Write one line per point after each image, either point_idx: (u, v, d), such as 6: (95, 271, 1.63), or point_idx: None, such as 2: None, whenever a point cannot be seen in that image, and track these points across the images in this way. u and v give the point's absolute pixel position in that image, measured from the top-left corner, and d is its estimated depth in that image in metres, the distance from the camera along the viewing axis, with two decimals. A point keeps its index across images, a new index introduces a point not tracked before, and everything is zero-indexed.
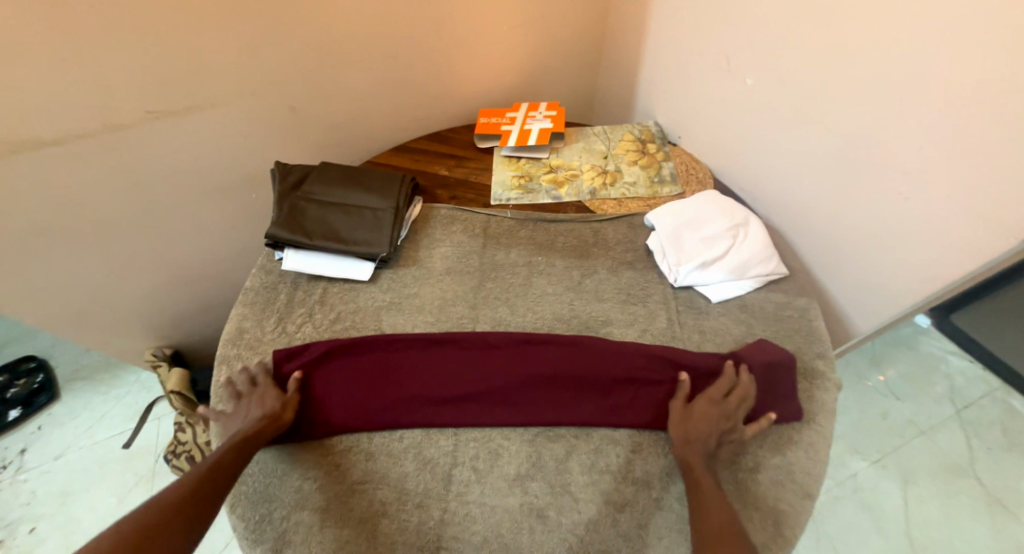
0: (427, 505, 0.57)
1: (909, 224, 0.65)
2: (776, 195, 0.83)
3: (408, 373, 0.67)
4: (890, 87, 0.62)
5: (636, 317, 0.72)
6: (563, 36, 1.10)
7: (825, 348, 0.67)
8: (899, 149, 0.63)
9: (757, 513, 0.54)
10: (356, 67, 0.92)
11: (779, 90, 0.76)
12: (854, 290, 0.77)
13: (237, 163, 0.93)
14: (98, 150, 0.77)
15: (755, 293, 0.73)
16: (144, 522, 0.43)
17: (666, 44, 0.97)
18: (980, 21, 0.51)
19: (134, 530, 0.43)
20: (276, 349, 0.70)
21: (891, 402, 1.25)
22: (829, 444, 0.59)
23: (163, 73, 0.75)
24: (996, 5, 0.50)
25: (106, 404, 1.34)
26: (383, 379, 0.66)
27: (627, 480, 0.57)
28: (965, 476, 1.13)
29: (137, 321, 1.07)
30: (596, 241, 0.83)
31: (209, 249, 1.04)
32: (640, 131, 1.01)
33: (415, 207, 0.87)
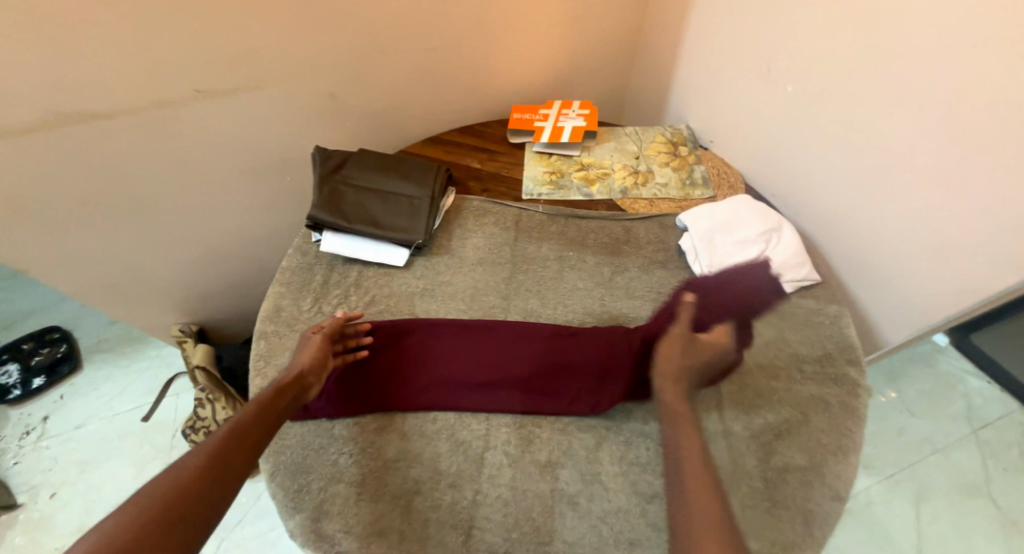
0: (461, 486, 0.58)
1: (944, 236, 0.65)
2: (809, 203, 0.84)
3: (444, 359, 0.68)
4: (933, 99, 0.62)
5: None
6: (599, 37, 1.11)
7: (856, 355, 0.67)
8: (941, 162, 0.63)
9: (787, 512, 0.54)
10: (397, 57, 0.93)
11: (818, 98, 0.76)
12: (885, 301, 0.77)
13: (275, 145, 0.95)
14: (146, 125, 0.79)
15: (785, 298, 0.74)
16: (194, 463, 0.44)
17: (703, 49, 0.97)
18: None
19: (185, 469, 0.43)
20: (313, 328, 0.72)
21: (907, 418, 1.25)
22: (859, 449, 0.59)
23: (215, 53, 0.77)
24: None
25: (127, 377, 1.36)
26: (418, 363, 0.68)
27: (656, 472, 0.58)
28: (979, 495, 1.13)
29: (166, 297, 1.09)
30: (628, 240, 0.84)
31: (241, 229, 1.06)
32: (672, 134, 1.02)
33: (449, 197, 0.88)
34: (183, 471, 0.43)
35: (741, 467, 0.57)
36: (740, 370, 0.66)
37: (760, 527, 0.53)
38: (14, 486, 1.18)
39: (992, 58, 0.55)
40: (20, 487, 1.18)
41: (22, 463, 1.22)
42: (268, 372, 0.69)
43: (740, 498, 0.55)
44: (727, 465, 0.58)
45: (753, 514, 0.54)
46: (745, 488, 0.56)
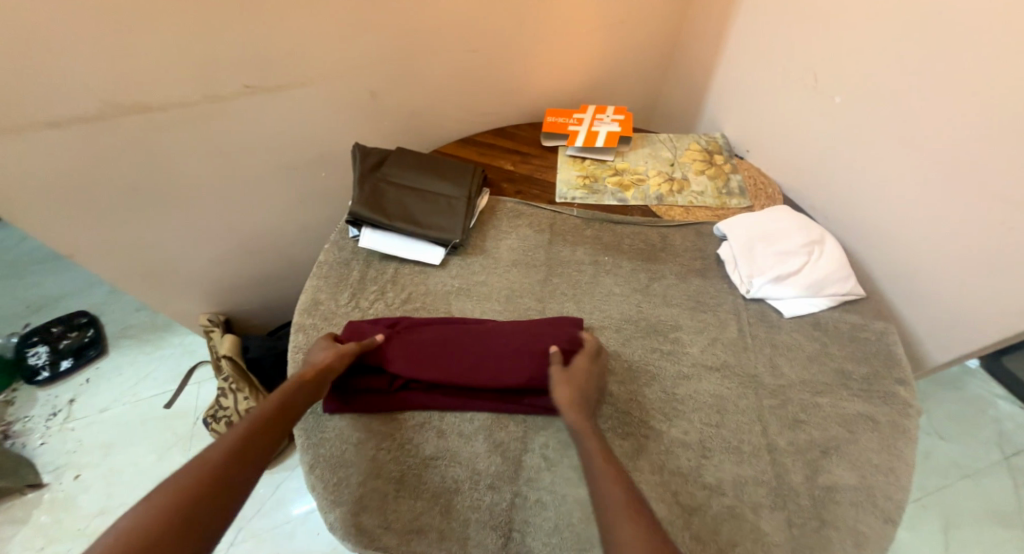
0: (499, 488, 0.58)
1: (999, 257, 0.64)
2: (849, 217, 0.83)
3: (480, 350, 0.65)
4: (989, 119, 0.61)
5: (706, 324, 0.72)
6: (637, 43, 1.10)
7: (904, 374, 0.66)
8: (994, 183, 0.62)
9: (835, 532, 0.53)
10: (439, 58, 0.94)
11: (864, 113, 0.76)
12: (931, 319, 0.76)
13: (314, 141, 0.96)
14: (196, 118, 0.80)
15: (828, 312, 0.72)
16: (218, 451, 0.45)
17: (744, 58, 0.97)
18: None
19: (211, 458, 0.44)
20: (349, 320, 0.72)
21: (935, 441, 1.22)
22: (910, 471, 0.58)
23: (265, 51, 0.78)
24: None
25: (150, 364, 1.38)
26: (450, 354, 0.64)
27: (698, 483, 0.57)
28: (1011, 523, 1.10)
29: (198, 286, 1.11)
30: (664, 247, 0.83)
31: (274, 223, 1.07)
32: (706, 142, 1.02)
33: (484, 197, 0.88)
34: (206, 462, 0.44)
35: (786, 483, 0.57)
36: (782, 382, 0.65)
37: (807, 545, 0.52)
38: (40, 466, 1.20)
39: None
40: (46, 468, 1.20)
41: (47, 444, 1.24)
42: None
43: (787, 515, 0.54)
44: (771, 480, 0.57)
45: (801, 532, 0.53)
46: (792, 505, 0.55)
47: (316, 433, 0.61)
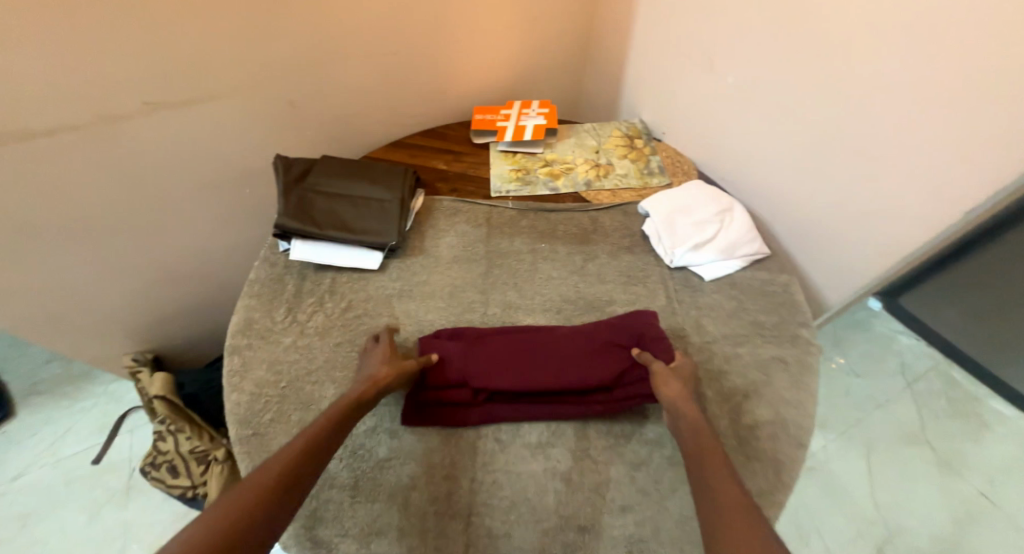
0: (456, 477, 0.59)
1: (872, 206, 0.73)
2: (752, 185, 0.91)
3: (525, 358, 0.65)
4: (845, 87, 0.70)
5: (637, 296, 0.77)
6: (551, 39, 1.14)
7: (806, 318, 0.74)
8: (858, 141, 0.71)
9: (757, 463, 0.59)
10: (355, 63, 0.93)
11: (751, 90, 0.84)
12: (823, 267, 0.85)
13: (230, 157, 0.92)
14: (92, 142, 0.75)
15: (742, 272, 0.80)
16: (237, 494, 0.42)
17: (647, 46, 1.03)
18: (916, 27, 0.60)
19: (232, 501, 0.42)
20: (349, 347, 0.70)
21: (853, 379, 1.36)
22: (814, 400, 0.65)
23: (163, 64, 0.75)
24: (925, 17, 0.58)
25: (70, 419, 1.27)
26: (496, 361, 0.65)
27: (640, 441, 0.62)
28: (918, 442, 1.26)
29: (119, 323, 1.03)
30: (595, 229, 0.87)
31: (197, 247, 1.03)
32: (627, 128, 1.07)
33: (419, 198, 0.89)
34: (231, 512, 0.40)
35: (715, 429, 0.62)
36: (707, 339, 0.71)
37: None
38: None
39: (902, 45, 0.62)
40: None
41: None
42: (246, 386, 0.68)
43: None
44: None
45: None
46: None
47: (261, 454, 0.62)
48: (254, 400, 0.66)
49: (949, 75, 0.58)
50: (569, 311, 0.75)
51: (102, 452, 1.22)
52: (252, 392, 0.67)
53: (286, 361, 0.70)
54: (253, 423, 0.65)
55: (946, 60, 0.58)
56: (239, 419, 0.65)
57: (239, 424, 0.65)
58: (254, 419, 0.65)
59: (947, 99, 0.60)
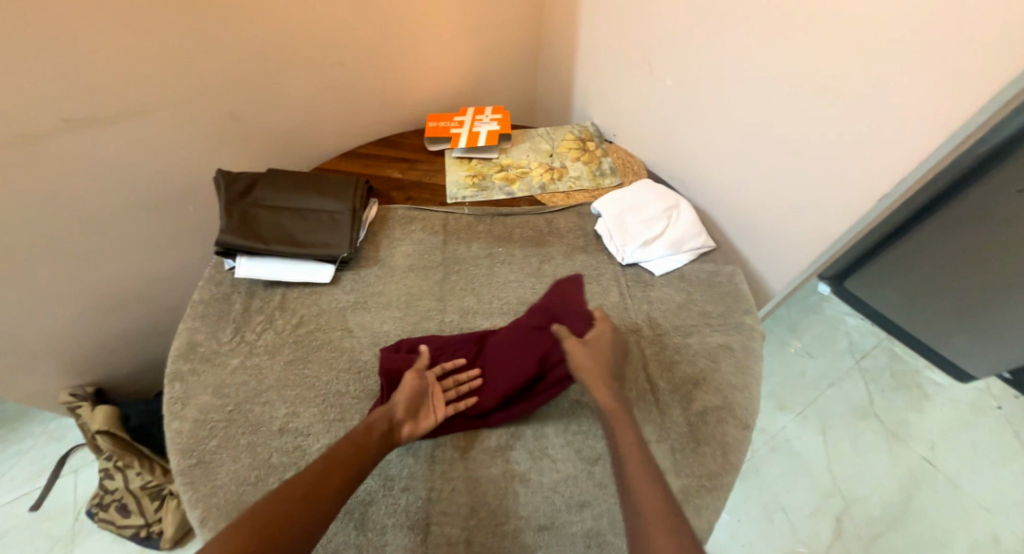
0: (414, 488, 0.59)
1: (805, 195, 0.77)
2: (698, 181, 0.94)
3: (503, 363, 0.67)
4: (773, 85, 0.74)
5: (593, 294, 0.78)
6: (498, 46, 1.15)
7: (750, 306, 0.77)
8: (787, 136, 0.76)
9: (708, 447, 0.61)
10: (298, 73, 0.91)
11: (691, 89, 0.87)
12: (765, 255, 0.89)
13: (168, 174, 0.89)
14: (10, 163, 0.71)
15: (690, 265, 0.82)
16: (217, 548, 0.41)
17: (592, 50, 1.06)
18: (831, 28, 0.64)
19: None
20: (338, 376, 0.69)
21: (806, 361, 1.43)
22: (760, 384, 0.68)
23: (87, 79, 0.71)
24: (839, 17, 0.62)
25: (5, 463, 1.18)
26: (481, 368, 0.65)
27: (597, 437, 0.63)
28: (868, 416, 1.33)
29: (53, 355, 0.97)
30: (550, 231, 0.88)
31: (136, 271, 0.98)
32: (579, 131, 1.08)
33: (372, 208, 0.87)
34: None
35: (669, 418, 0.64)
36: (660, 331, 0.73)
37: (687, 464, 0.60)
38: None
39: (819, 45, 0.66)
40: None
41: None
42: (189, 413, 0.65)
43: (670, 443, 0.61)
44: (656, 417, 0.64)
45: (682, 455, 0.61)
46: (673, 435, 0.62)
47: (205, 484, 0.60)
48: (199, 427, 0.64)
49: (861, 74, 0.63)
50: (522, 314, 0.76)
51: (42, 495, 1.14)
52: (196, 419, 0.64)
53: (232, 384, 0.67)
54: (197, 451, 0.62)
55: (857, 60, 0.63)
56: (182, 449, 0.62)
57: (181, 454, 0.62)
58: (198, 447, 0.62)
59: (862, 93, 0.64)
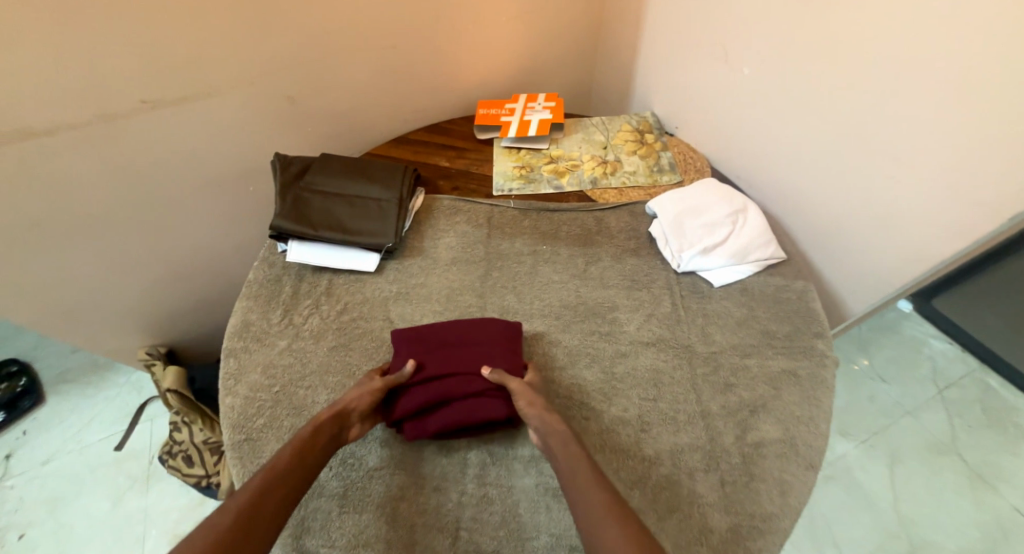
0: (445, 489, 0.57)
1: (899, 208, 0.67)
2: (771, 184, 0.85)
3: (487, 351, 0.64)
4: (874, 79, 0.64)
5: (642, 302, 0.73)
6: (560, 29, 1.09)
7: (823, 328, 0.69)
8: (884, 139, 0.66)
9: (763, 484, 0.56)
10: (353, 57, 0.91)
11: (771, 81, 0.78)
12: (844, 272, 0.79)
13: (232, 155, 0.91)
14: (92, 141, 0.75)
15: (755, 277, 0.75)
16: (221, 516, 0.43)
17: (660, 34, 0.97)
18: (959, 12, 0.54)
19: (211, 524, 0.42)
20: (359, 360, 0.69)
21: (879, 385, 1.30)
22: (828, 419, 0.61)
23: (158, 62, 0.74)
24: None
25: (94, 407, 1.31)
26: (456, 360, 0.63)
27: (637, 457, 0.58)
28: (948, 453, 1.19)
29: (129, 319, 1.05)
30: (600, 230, 0.83)
31: (203, 246, 1.03)
32: (638, 122, 1.01)
33: (418, 198, 0.86)
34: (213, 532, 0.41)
35: (719, 445, 0.59)
36: (713, 349, 0.67)
37: (738, 500, 0.55)
38: None
39: (937, 34, 0.56)
40: None
41: None
42: (240, 390, 0.66)
43: (720, 475, 0.56)
44: (705, 444, 0.59)
45: (732, 490, 0.55)
46: (723, 465, 0.57)
47: (253, 460, 0.60)
48: (248, 404, 0.65)
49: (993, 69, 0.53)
50: (563, 316, 0.72)
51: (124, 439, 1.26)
52: (246, 396, 0.65)
53: (281, 364, 0.68)
54: (245, 428, 0.63)
55: (990, 52, 0.52)
56: (232, 424, 0.63)
57: (231, 429, 0.63)
58: (246, 424, 0.63)
59: (987, 92, 0.54)
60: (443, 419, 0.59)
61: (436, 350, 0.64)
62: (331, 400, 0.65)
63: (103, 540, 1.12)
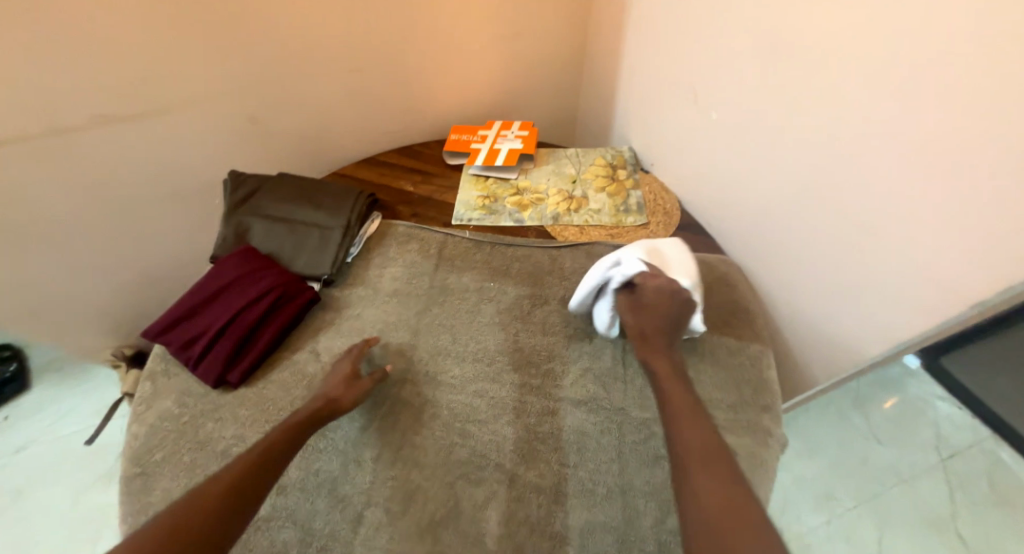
0: (331, 550, 0.53)
1: (867, 277, 0.60)
2: (742, 234, 0.79)
3: (176, 316, 0.65)
4: (838, 132, 0.58)
5: (580, 354, 0.68)
6: (542, 58, 1.06)
7: (773, 401, 0.63)
8: (848, 200, 0.59)
9: None
10: (319, 80, 0.90)
11: (738, 125, 0.72)
12: (810, 338, 0.72)
13: (196, 169, 0.90)
14: (42, 152, 0.74)
15: (709, 336, 0.69)
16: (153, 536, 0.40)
17: (634, 68, 0.93)
18: (915, 71, 0.47)
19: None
20: (494, 364, 0.67)
21: (872, 445, 1.19)
22: None
23: (115, 78, 0.73)
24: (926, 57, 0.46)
25: (74, 398, 1.29)
26: (214, 297, 0.66)
27: (544, 534, 0.54)
28: (947, 530, 1.06)
29: (95, 327, 1.03)
30: (552, 270, 0.78)
31: (170, 256, 1.01)
32: (613, 156, 0.96)
33: (372, 223, 0.82)
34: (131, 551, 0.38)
35: (635, 529, 0.54)
36: (649, 416, 0.61)
37: None
38: None
39: (897, 94, 0.50)
40: None
41: None
42: (147, 417, 0.62)
43: None
44: (620, 526, 0.54)
45: None
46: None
47: (140, 499, 0.56)
48: (151, 435, 0.61)
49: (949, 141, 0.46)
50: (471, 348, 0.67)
51: (94, 433, 1.22)
52: (152, 426, 0.62)
53: (195, 393, 0.64)
54: (143, 461, 0.59)
55: (944, 120, 0.46)
56: (131, 456, 0.59)
57: (129, 460, 0.59)
58: (144, 457, 0.59)
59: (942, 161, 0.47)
60: (264, 302, 0.66)
61: (213, 302, 0.66)
62: (238, 436, 0.60)
63: (60, 539, 1.09)
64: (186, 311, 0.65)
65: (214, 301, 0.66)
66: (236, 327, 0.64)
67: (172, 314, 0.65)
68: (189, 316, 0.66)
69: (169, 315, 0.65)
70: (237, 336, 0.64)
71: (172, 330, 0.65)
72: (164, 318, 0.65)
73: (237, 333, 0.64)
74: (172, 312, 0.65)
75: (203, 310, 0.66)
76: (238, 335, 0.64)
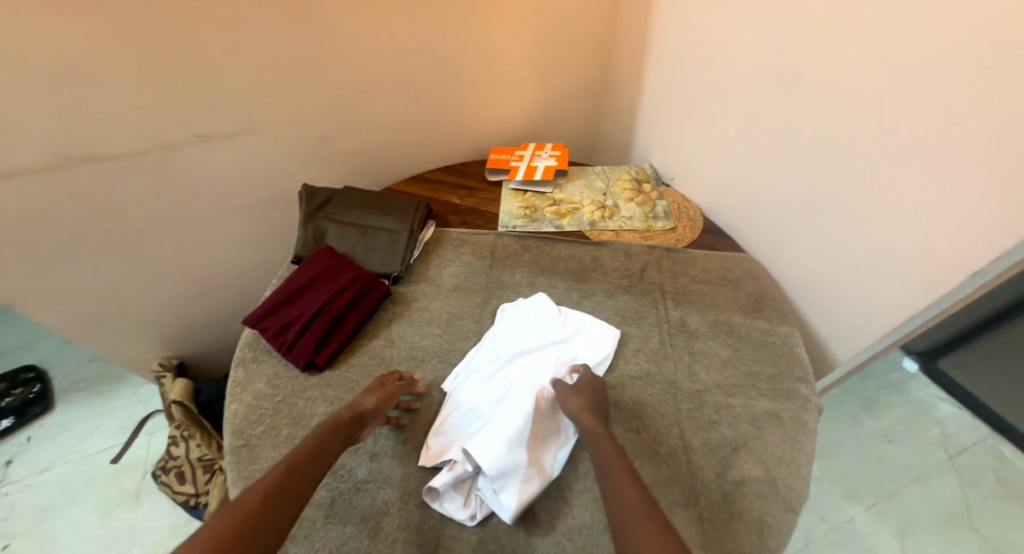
0: (429, 505, 0.59)
1: (875, 262, 0.70)
2: (761, 236, 0.89)
3: (271, 305, 0.72)
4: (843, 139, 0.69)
5: (629, 337, 0.76)
6: (570, 90, 1.19)
7: (805, 372, 0.71)
8: (855, 196, 0.70)
9: (743, 524, 0.57)
10: (381, 107, 1.00)
11: (756, 140, 0.83)
12: (828, 324, 0.81)
13: (263, 185, 0.98)
14: (142, 164, 0.82)
15: (742, 319, 0.78)
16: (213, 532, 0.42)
17: (655, 97, 1.06)
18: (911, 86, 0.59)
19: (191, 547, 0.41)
20: None
21: (885, 444, 1.25)
22: (809, 462, 0.63)
23: (214, 101, 0.82)
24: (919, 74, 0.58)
25: (100, 416, 1.27)
26: (305, 288, 0.74)
27: None
28: (963, 526, 1.12)
29: (149, 336, 1.07)
30: (595, 267, 0.87)
31: (228, 269, 1.07)
32: (637, 173, 1.07)
33: (429, 230, 0.91)
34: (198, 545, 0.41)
35: (699, 481, 0.60)
36: (698, 387, 0.69)
37: (717, 539, 0.55)
38: None
39: (892, 106, 0.61)
40: None
41: None
42: (244, 397, 0.68)
43: (700, 511, 0.57)
44: (686, 479, 0.60)
45: (711, 527, 0.56)
46: (703, 501, 0.58)
47: (248, 466, 0.61)
48: (250, 413, 0.67)
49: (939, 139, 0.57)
50: (485, 368, 0.70)
51: (121, 451, 1.21)
52: (249, 404, 0.67)
53: (285, 376, 0.70)
54: (245, 434, 0.64)
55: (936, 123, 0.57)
56: (233, 430, 0.65)
57: (232, 433, 0.65)
58: (246, 430, 0.65)
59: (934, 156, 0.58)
60: (351, 291, 0.74)
61: (303, 293, 0.74)
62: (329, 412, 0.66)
63: None
64: (281, 301, 0.73)
65: (305, 292, 0.74)
66: (327, 313, 0.72)
67: (267, 303, 0.72)
68: (283, 305, 0.73)
69: (265, 304, 0.72)
70: (328, 320, 0.71)
71: (266, 318, 0.72)
72: (260, 307, 0.72)
73: (329, 318, 0.71)
74: (268, 302, 0.72)
75: (295, 299, 0.73)
76: (330, 319, 0.71)
